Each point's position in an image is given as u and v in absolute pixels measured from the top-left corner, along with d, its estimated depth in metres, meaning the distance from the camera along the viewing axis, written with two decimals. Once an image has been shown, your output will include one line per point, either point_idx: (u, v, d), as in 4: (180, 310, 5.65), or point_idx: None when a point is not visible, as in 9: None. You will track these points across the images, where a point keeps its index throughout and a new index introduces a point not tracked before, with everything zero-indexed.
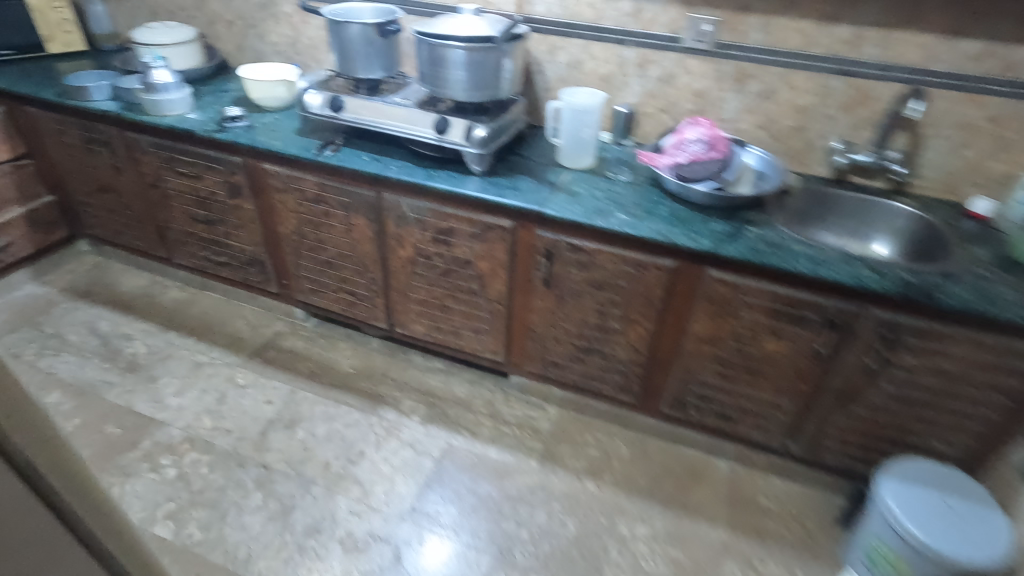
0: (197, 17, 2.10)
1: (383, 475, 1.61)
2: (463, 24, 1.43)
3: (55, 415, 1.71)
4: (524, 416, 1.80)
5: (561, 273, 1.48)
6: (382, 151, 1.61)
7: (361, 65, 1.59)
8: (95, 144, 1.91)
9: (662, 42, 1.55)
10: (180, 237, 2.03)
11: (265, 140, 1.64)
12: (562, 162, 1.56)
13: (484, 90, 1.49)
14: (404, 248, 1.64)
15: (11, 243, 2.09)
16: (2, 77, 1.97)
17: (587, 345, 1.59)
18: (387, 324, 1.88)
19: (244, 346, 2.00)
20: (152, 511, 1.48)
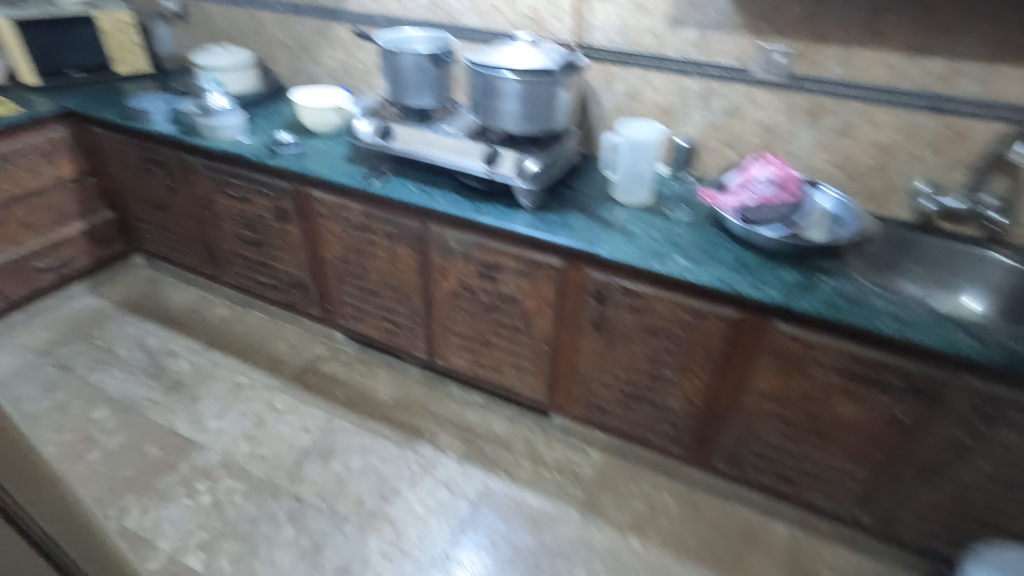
0: (256, 41, 2.14)
1: (416, 516, 1.55)
2: (518, 54, 1.38)
3: (99, 432, 1.73)
4: (566, 459, 1.71)
5: (613, 316, 1.40)
6: (429, 181, 1.57)
7: (412, 93, 1.56)
8: (152, 164, 1.95)
9: (728, 73, 1.45)
10: (228, 257, 2.05)
11: (314, 166, 1.63)
12: (616, 198, 1.49)
13: (537, 122, 1.44)
14: (448, 281, 1.59)
15: (71, 257, 2.14)
16: (71, 97, 2.05)
17: (637, 392, 1.50)
18: (427, 355, 1.83)
19: (284, 369, 1.99)
20: (185, 539, 1.46)
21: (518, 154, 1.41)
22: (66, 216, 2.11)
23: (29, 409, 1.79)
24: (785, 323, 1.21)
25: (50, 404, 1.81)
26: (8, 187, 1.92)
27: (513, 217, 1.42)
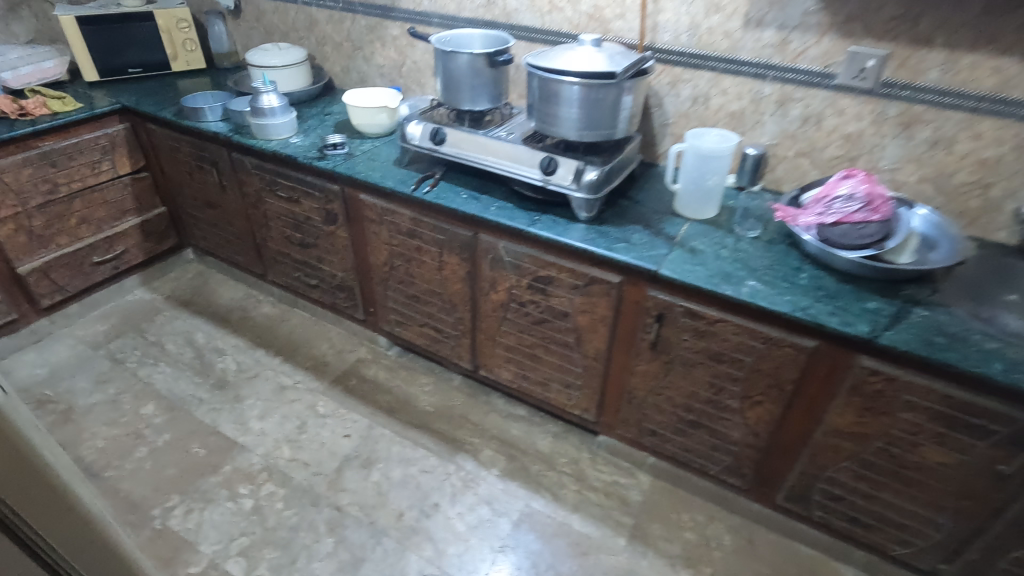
0: (308, 38, 2.12)
1: (456, 534, 1.50)
2: (581, 58, 1.30)
3: (147, 429, 1.74)
4: (613, 482, 1.63)
5: (673, 339, 1.31)
6: (481, 188, 1.51)
7: (465, 96, 1.50)
8: (205, 163, 1.95)
9: (809, 77, 1.33)
10: (275, 256, 2.04)
11: (363, 169, 1.59)
12: (679, 211, 1.40)
13: (598, 129, 1.35)
14: (497, 292, 1.52)
15: (126, 251, 2.18)
16: (129, 94, 2.07)
17: (694, 418, 1.41)
18: (471, 365, 1.78)
19: (327, 372, 1.97)
20: (226, 544, 1.46)
21: (577, 162, 1.33)
22: (122, 211, 2.12)
23: (83, 402, 1.82)
24: (869, 358, 1.10)
25: (103, 397, 1.84)
26: (69, 182, 1.93)
27: (568, 230, 1.34)
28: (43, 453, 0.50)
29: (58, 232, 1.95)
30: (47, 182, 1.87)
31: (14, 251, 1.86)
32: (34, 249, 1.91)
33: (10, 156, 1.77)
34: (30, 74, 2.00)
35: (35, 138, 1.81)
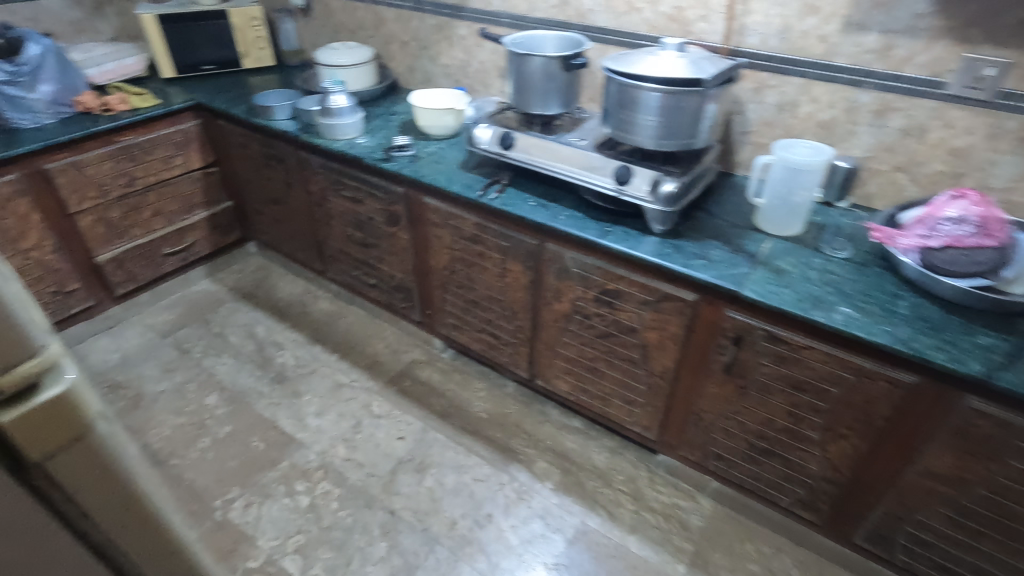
0: (375, 37, 2.12)
1: (509, 547, 1.47)
2: (664, 63, 1.24)
3: (211, 419, 1.79)
4: (672, 504, 1.56)
5: (750, 363, 1.24)
6: (548, 196, 1.47)
7: (536, 100, 1.46)
8: (272, 160, 1.98)
9: (915, 86, 1.22)
10: (336, 254, 2.06)
11: (429, 172, 1.57)
12: (761, 225, 1.32)
13: (676, 138, 1.29)
14: (561, 302, 1.48)
15: (194, 243, 2.25)
16: (203, 91, 2.12)
17: (766, 446, 1.33)
18: (528, 374, 1.74)
19: (382, 371, 1.97)
20: (283, 540, 1.47)
21: (654, 172, 1.27)
22: (192, 204, 2.18)
23: (151, 389, 1.89)
24: (978, 398, 1.00)
25: (170, 385, 1.90)
26: (146, 175, 1.99)
27: (641, 243, 1.28)
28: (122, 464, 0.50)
29: (134, 223, 2.03)
30: (125, 175, 1.94)
31: (93, 240, 1.94)
32: (112, 239, 1.99)
33: (93, 149, 1.84)
34: (113, 70, 2.07)
35: (116, 133, 1.88)
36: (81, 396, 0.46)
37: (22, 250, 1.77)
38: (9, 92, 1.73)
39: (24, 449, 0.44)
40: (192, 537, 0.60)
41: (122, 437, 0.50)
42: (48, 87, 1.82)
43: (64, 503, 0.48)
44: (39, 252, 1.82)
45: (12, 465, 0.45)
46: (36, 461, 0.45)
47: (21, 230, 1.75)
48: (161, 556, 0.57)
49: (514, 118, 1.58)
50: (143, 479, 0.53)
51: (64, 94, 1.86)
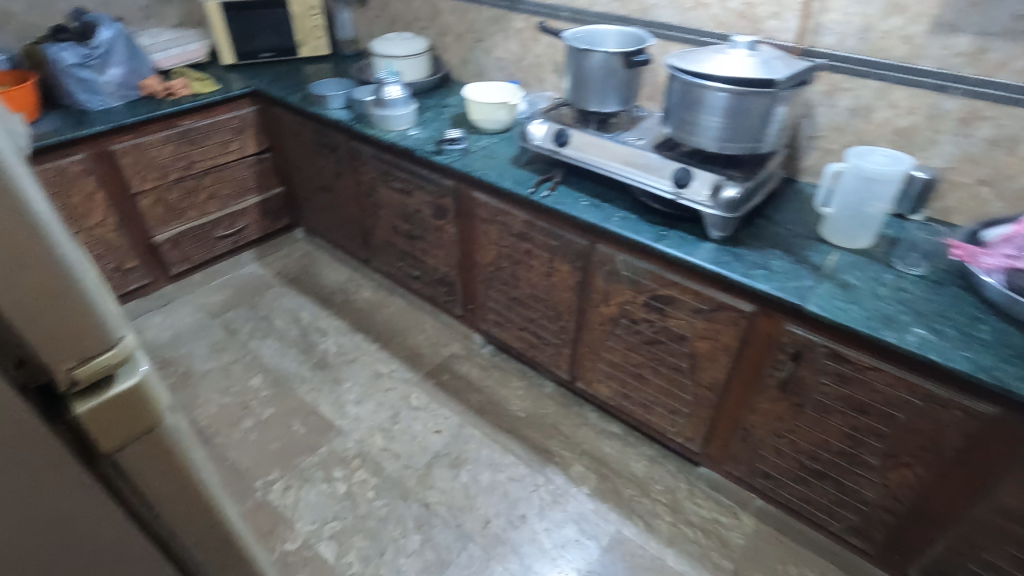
0: (430, 28, 2.11)
1: (542, 550, 1.45)
2: (733, 62, 1.18)
3: (255, 401, 1.83)
4: (712, 519, 1.51)
5: (808, 380, 1.18)
6: (601, 196, 1.43)
7: (594, 97, 1.42)
8: (324, 148, 2.00)
9: (1009, 94, 1.13)
10: (381, 244, 2.07)
11: (480, 167, 1.56)
12: (826, 236, 1.25)
13: (741, 142, 1.23)
14: (608, 305, 1.45)
15: (245, 227, 2.30)
16: (260, 78, 2.16)
17: (819, 468, 1.27)
18: (568, 376, 1.71)
19: (421, 363, 1.98)
20: (319, 525, 1.49)
21: (715, 177, 1.22)
22: (245, 189, 2.23)
23: (200, 367, 1.94)
24: None
25: (217, 365, 1.96)
26: (203, 159, 2.05)
27: (698, 249, 1.24)
28: (178, 438, 0.53)
29: (190, 205, 2.08)
30: (184, 158, 1.99)
31: (152, 220, 2.00)
32: (169, 220, 2.05)
33: (155, 132, 1.89)
34: (177, 55, 2.13)
35: (177, 117, 1.93)
36: (150, 389, 0.48)
37: (87, 227, 1.84)
38: (81, 75, 1.80)
39: (97, 436, 0.47)
40: (234, 515, 0.63)
41: (181, 426, 0.53)
42: (117, 71, 1.87)
43: (126, 484, 0.51)
44: (102, 230, 1.89)
45: (83, 451, 0.48)
46: (105, 449, 0.48)
47: (86, 208, 1.82)
48: (208, 534, 0.60)
49: (568, 114, 1.55)
50: (197, 464, 0.55)
51: (132, 77, 1.92)
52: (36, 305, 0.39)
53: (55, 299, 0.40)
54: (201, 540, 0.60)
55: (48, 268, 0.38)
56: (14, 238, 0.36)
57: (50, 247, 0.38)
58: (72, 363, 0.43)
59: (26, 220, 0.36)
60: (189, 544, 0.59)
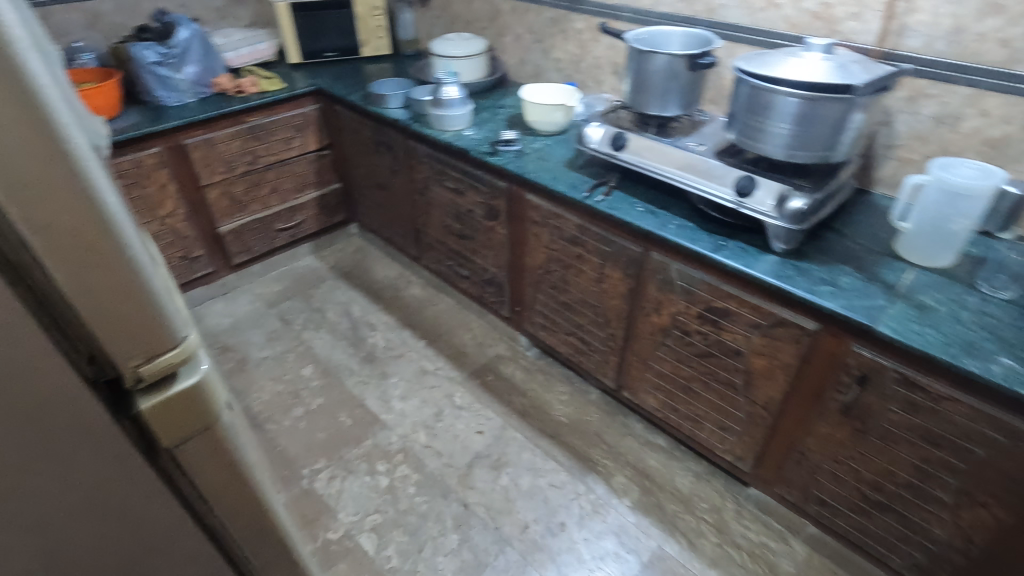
0: (489, 29, 2.12)
1: (580, 560, 1.42)
2: (807, 66, 1.13)
3: (305, 390, 1.88)
4: (760, 543, 1.45)
5: (874, 406, 1.10)
6: (657, 202, 1.39)
7: (655, 100, 1.38)
8: (381, 147, 2.04)
9: None
10: (432, 242, 2.09)
11: (534, 169, 1.54)
12: (903, 254, 1.18)
13: (811, 150, 1.17)
14: (659, 315, 1.41)
15: (303, 221, 2.37)
16: (324, 77, 2.23)
17: (881, 500, 1.19)
18: (614, 384, 1.68)
19: (466, 363, 1.99)
20: (361, 517, 1.51)
21: (782, 187, 1.16)
22: (305, 184, 2.30)
23: (256, 354, 2.02)
24: None
25: (272, 353, 2.03)
26: (267, 155, 2.12)
27: (758, 262, 1.18)
28: (228, 430, 0.56)
29: (253, 199, 2.17)
30: (249, 153, 2.07)
31: (218, 212, 2.10)
32: (234, 212, 2.14)
33: (224, 128, 1.98)
34: (248, 54, 2.21)
35: (245, 114, 2.01)
36: (207, 384, 0.52)
37: (159, 216, 1.95)
38: (159, 73, 1.90)
39: (157, 431, 0.51)
40: (275, 504, 0.66)
41: (232, 424, 0.57)
42: (192, 69, 1.97)
43: (181, 474, 0.56)
44: (172, 220, 1.99)
45: (145, 442, 0.52)
46: (165, 442, 0.52)
47: (159, 198, 1.92)
48: (251, 525, 0.64)
49: (627, 118, 1.51)
50: (246, 461, 0.59)
51: (205, 75, 2.01)
52: (108, 304, 0.43)
53: (125, 300, 0.44)
54: (246, 530, 0.64)
55: (120, 271, 0.42)
56: (90, 241, 0.40)
57: (124, 253, 0.42)
58: (139, 360, 0.47)
59: (102, 229, 0.40)
60: (235, 533, 0.63)
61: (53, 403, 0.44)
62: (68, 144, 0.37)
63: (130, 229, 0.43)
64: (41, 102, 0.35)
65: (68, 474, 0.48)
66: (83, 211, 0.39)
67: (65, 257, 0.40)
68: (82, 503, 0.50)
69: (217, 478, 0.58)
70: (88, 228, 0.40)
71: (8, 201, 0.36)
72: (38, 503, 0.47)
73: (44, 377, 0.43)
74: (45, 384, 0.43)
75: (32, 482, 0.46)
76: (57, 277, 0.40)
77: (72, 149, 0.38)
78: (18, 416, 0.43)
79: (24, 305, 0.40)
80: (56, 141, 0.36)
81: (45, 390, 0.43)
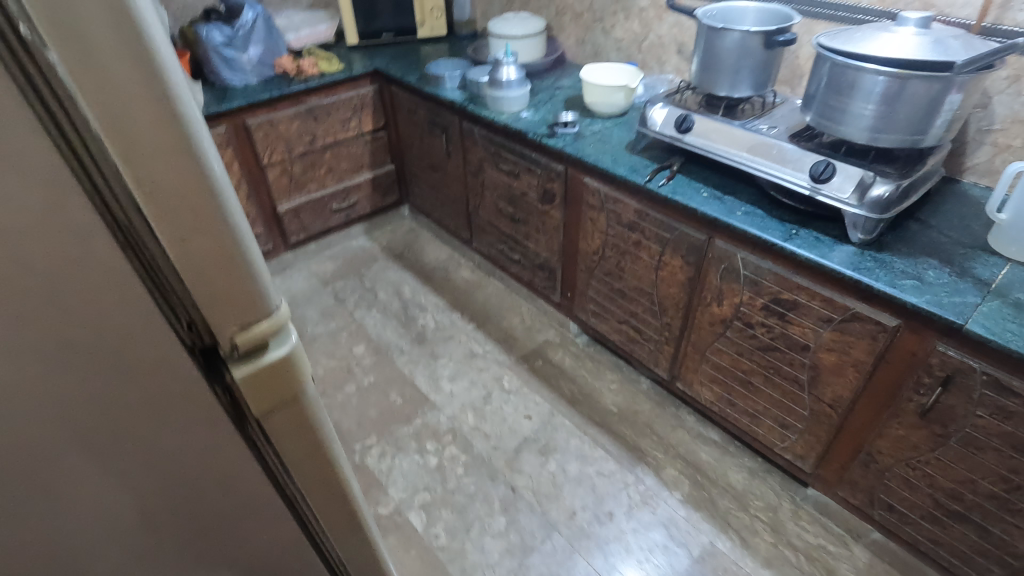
0: (548, 8, 2.07)
1: (628, 550, 1.40)
2: (897, 42, 1.05)
3: (357, 367, 1.93)
4: (818, 546, 1.39)
5: (958, 410, 1.03)
6: (723, 187, 1.33)
7: (724, 80, 1.32)
8: (436, 128, 2.04)
9: None
10: (484, 225, 2.09)
11: (593, 152, 1.50)
12: (999, 249, 1.09)
13: (897, 133, 1.10)
14: (720, 305, 1.36)
15: (357, 202, 2.41)
16: (381, 58, 2.24)
17: (958, 509, 1.12)
18: (667, 374, 1.63)
19: (515, 347, 1.98)
20: (411, 494, 1.54)
21: (863, 172, 1.10)
22: (360, 165, 2.33)
23: (311, 331, 2.08)
24: None
25: (327, 331, 2.08)
26: (325, 135, 2.16)
27: (833, 251, 1.12)
28: (311, 402, 0.57)
29: (311, 178, 2.21)
30: (308, 134, 2.11)
31: (277, 191, 2.15)
32: (292, 191, 2.19)
33: (285, 108, 2.02)
34: (308, 35, 2.24)
35: (304, 95, 2.04)
36: (297, 359, 0.53)
37: None
38: (225, 54, 1.93)
39: (249, 400, 0.52)
40: (351, 474, 0.68)
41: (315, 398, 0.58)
42: (256, 49, 2.00)
43: (267, 443, 0.58)
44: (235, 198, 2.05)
45: (236, 410, 0.54)
46: (256, 412, 0.54)
47: None
48: (327, 496, 0.66)
49: (692, 99, 1.45)
50: (326, 435, 0.61)
51: (268, 56, 2.04)
52: (206, 267, 0.44)
53: (222, 265, 0.45)
54: (322, 499, 0.66)
55: (218, 236, 0.43)
56: (197, 205, 0.41)
57: (225, 217, 0.43)
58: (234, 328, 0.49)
59: (206, 191, 0.41)
60: (312, 502, 0.66)
61: (156, 364, 0.46)
62: (180, 107, 0.38)
63: (231, 193, 0.44)
64: (158, 65, 0.36)
65: (166, 432, 0.50)
66: (189, 174, 0.40)
67: (171, 220, 0.41)
68: (177, 461, 0.53)
69: (302, 451, 0.60)
70: (193, 191, 0.40)
71: (122, 162, 0.37)
72: (141, 459, 0.50)
73: (148, 339, 0.45)
74: (149, 345, 0.45)
75: (136, 438, 0.49)
76: (163, 240, 0.42)
77: (185, 115, 0.38)
78: (124, 376, 0.45)
79: (132, 266, 0.42)
80: (169, 103, 0.37)
81: (150, 350, 0.45)
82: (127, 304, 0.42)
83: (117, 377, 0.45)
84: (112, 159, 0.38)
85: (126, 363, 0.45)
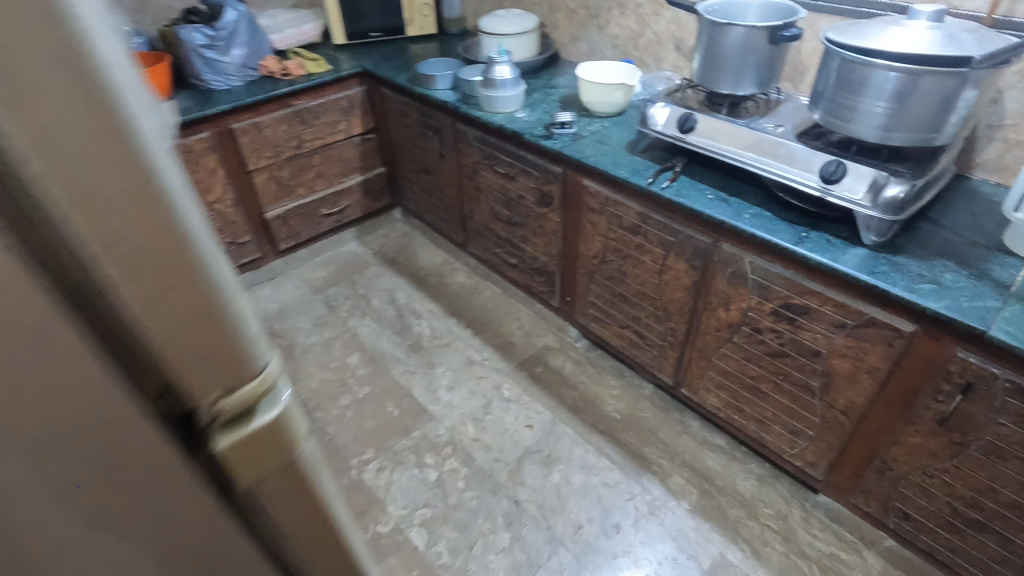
0: (540, 4, 2.02)
1: (637, 564, 1.36)
2: (908, 36, 1.01)
3: (352, 378, 1.87)
4: (830, 554, 1.36)
5: (978, 416, 1.00)
6: (728, 188, 1.29)
7: (728, 78, 1.28)
8: (428, 130, 1.98)
9: None
10: (479, 228, 2.03)
11: (592, 153, 1.46)
12: (1015, 249, 1.06)
13: (910, 131, 1.06)
14: (727, 310, 1.31)
15: (348, 207, 2.34)
16: (370, 58, 2.17)
17: (978, 518, 1.09)
18: (672, 380, 1.59)
19: (514, 354, 1.93)
20: (411, 511, 1.49)
21: (875, 172, 1.06)
22: (350, 168, 2.26)
23: (303, 341, 2.02)
24: None
25: (319, 340, 2.02)
26: (313, 139, 2.09)
27: (845, 254, 1.08)
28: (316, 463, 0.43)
29: (299, 183, 2.14)
30: (296, 138, 2.05)
31: (265, 197, 2.08)
32: (281, 198, 2.12)
33: (272, 112, 1.95)
34: (293, 36, 2.16)
35: (291, 97, 1.98)
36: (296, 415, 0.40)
37: (208, 202, 1.95)
38: (207, 56, 1.86)
39: (235, 474, 0.38)
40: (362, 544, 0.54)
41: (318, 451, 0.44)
42: (239, 51, 1.92)
43: (262, 528, 0.43)
44: (221, 206, 1.98)
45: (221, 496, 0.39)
46: (242, 482, 0.39)
47: (208, 184, 1.92)
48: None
49: (693, 97, 1.41)
50: (332, 500, 0.47)
51: (252, 58, 1.96)
52: (185, 332, 0.31)
53: (206, 326, 0.32)
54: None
55: (200, 290, 0.31)
56: (168, 257, 0.29)
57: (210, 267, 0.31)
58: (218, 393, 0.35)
59: (179, 232, 0.29)
60: None
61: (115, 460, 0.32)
62: (127, 111, 0.26)
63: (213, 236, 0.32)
64: (85, 40, 0.24)
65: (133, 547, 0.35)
66: (154, 212, 0.28)
67: (132, 279, 0.28)
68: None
69: (305, 529, 0.46)
70: (162, 234, 0.28)
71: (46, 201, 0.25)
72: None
73: (105, 433, 0.31)
74: (104, 442, 0.31)
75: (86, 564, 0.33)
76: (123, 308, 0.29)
77: (133, 113, 0.26)
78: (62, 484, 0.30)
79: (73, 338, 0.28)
80: (108, 103, 0.25)
81: (107, 444, 0.31)
82: (73, 397, 0.28)
83: (60, 492, 0.31)
84: (33, 194, 0.24)
85: (74, 477, 0.30)
